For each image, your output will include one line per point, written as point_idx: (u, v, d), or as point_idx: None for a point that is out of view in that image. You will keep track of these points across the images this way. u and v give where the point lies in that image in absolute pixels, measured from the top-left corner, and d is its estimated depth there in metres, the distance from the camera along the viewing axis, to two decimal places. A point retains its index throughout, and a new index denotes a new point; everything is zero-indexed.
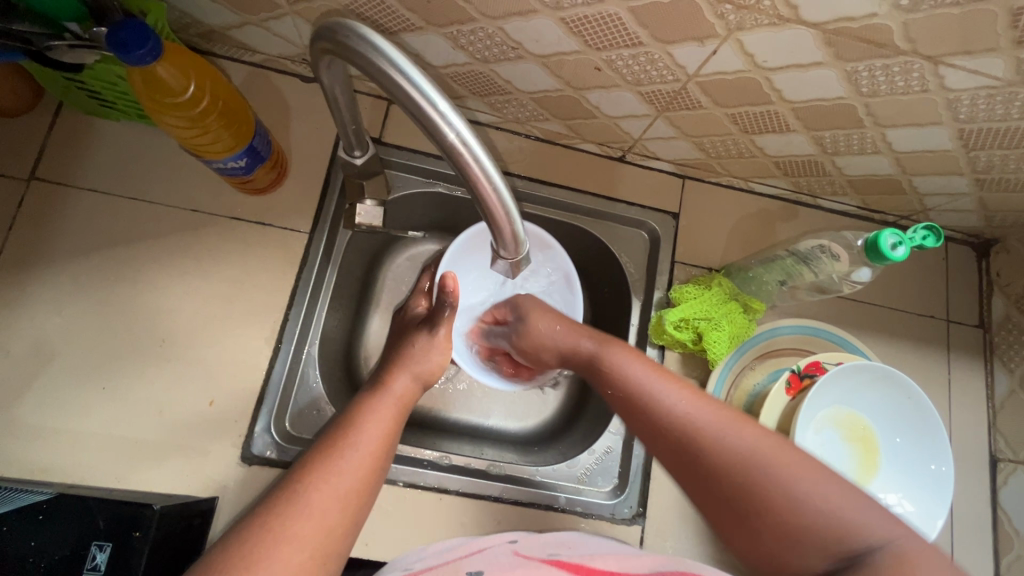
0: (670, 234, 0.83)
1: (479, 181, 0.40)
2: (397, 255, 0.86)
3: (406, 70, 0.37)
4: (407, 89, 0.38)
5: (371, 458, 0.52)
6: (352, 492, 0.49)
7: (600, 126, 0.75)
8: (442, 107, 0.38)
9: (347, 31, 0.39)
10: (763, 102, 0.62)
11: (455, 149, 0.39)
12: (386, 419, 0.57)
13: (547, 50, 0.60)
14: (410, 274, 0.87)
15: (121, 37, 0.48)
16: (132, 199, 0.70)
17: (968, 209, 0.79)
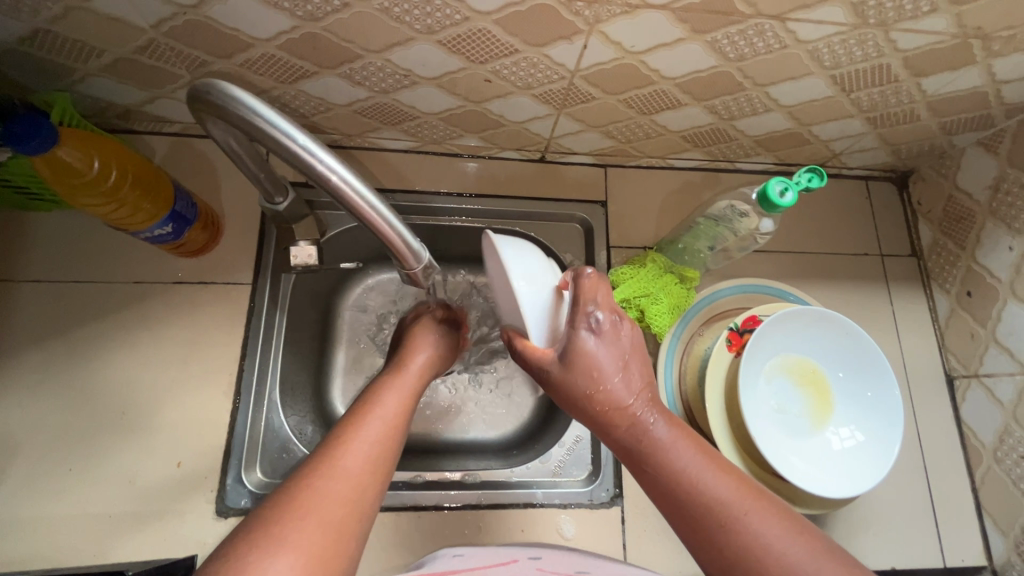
0: (602, 222, 0.86)
1: (367, 211, 0.45)
2: (349, 291, 0.89)
3: (276, 123, 0.41)
4: (278, 138, 0.41)
5: (398, 427, 0.55)
6: (379, 455, 0.51)
7: (512, 133, 0.79)
8: (321, 155, 0.42)
9: (212, 91, 0.42)
10: (648, 84, 0.66)
11: (340, 190, 0.43)
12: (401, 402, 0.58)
13: (437, 72, 0.64)
14: (364, 309, 0.90)
15: (15, 130, 0.51)
16: (76, 282, 0.73)
17: (873, 146, 0.83)
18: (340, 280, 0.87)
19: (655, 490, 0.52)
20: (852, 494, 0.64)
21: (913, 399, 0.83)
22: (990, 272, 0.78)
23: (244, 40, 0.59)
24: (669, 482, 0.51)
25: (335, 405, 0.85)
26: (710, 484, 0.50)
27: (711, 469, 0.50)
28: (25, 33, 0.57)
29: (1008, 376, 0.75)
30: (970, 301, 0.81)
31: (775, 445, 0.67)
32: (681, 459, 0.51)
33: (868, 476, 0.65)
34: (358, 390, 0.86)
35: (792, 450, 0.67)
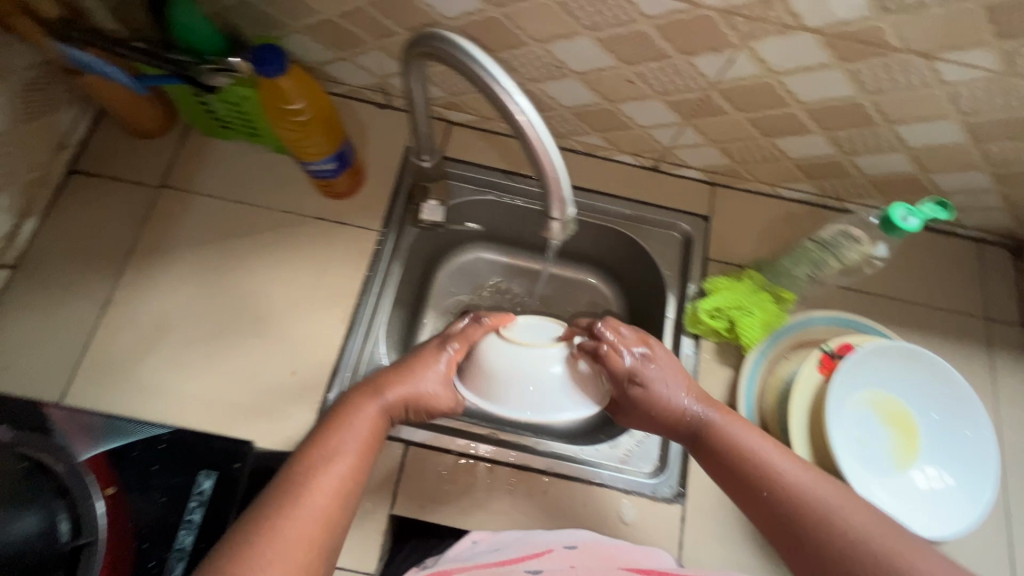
0: (703, 235, 0.89)
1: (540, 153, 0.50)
2: (450, 260, 0.97)
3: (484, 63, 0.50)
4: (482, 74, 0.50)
5: (354, 474, 0.51)
6: (325, 513, 0.48)
7: (635, 138, 0.84)
8: (517, 97, 0.49)
9: (432, 38, 0.52)
10: (780, 106, 0.70)
11: (525, 130, 0.49)
12: (358, 442, 0.53)
13: (587, 67, 0.71)
14: (461, 279, 0.97)
15: (263, 54, 0.65)
16: (238, 203, 0.85)
17: (994, 207, 0.83)
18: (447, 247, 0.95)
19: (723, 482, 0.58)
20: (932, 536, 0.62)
21: (1005, 471, 0.79)
22: None
23: (433, 16, 0.69)
24: (730, 463, 0.57)
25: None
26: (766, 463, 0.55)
27: (778, 455, 0.55)
28: None
29: None
30: None
31: (855, 473, 0.66)
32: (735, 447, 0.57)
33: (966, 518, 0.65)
34: None
35: (873, 482, 0.67)
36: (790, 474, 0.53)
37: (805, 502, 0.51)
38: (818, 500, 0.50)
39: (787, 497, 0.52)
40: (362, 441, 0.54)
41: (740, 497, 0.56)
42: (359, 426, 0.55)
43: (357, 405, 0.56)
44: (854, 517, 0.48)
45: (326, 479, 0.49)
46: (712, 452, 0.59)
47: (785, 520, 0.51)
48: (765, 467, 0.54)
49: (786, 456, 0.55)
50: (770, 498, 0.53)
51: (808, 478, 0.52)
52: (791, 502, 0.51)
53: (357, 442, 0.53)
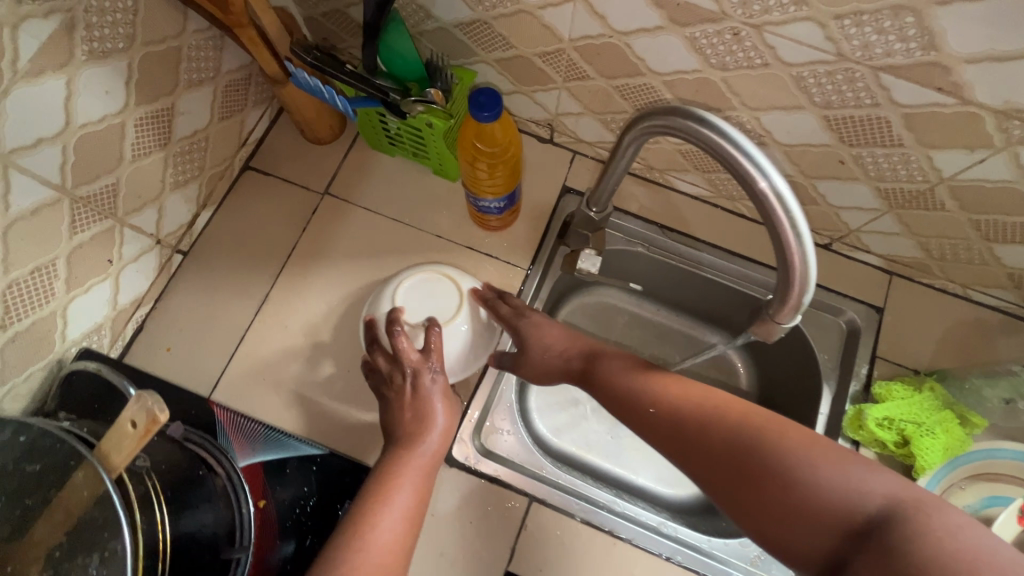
0: (873, 329, 0.80)
1: (782, 227, 0.44)
2: (581, 296, 0.92)
3: (719, 125, 0.45)
4: (713, 135, 0.45)
5: (411, 510, 0.60)
6: (390, 547, 0.56)
7: (817, 214, 0.77)
8: (761, 162, 0.43)
9: (653, 113, 0.49)
10: (1019, 214, 0.62)
11: (767, 199, 0.44)
12: (409, 487, 0.62)
13: (796, 141, 0.65)
14: (587, 317, 0.91)
15: (480, 100, 0.59)
16: (394, 220, 0.85)
17: None
18: (583, 287, 0.91)
19: (632, 427, 0.59)
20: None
21: None
22: None
23: (640, 69, 0.65)
24: (634, 400, 0.59)
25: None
26: (661, 399, 0.57)
27: (673, 383, 0.59)
28: (468, 19, 0.69)
29: None
30: None
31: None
32: (628, 387, 0.60)
33: None
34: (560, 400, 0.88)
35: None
36: (680, 398, 0.57)
37: (699, 416, 0.54)
38: (710, 412, 0.54)
39: (686, 417, 0.55)
40: (414, 486, 0.62)
41: (649, 436, 0.57)
42: (405, 474, 0.62)
43: (395, 477, 0.62)
44: (737, 428, 0.51)
45: (385, 528, 0.57)
46: (621, 407, 0.61)
47: (686, 441, 0.54)
48: (663, 397, 0.58)
49: (668, 381, 0.59)
50: (668, 423, 0.56)
51: (701, 393, 0.56)
52: (693, 421, 0.54)
53: (396, 519, 0.58)
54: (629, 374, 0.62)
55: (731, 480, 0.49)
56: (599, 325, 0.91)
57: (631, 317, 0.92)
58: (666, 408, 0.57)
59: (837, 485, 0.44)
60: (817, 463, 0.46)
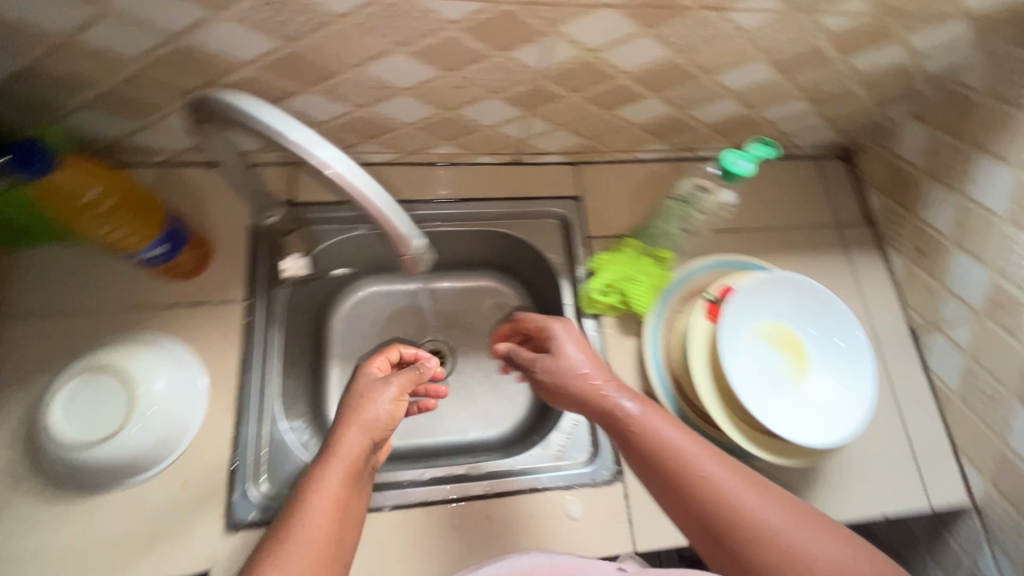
0: (578, 216, 0.90)
1: (356, 194, 0.49)
2: (341, 304, 1.00)
3: (261, 112, 0.46)
4: (256, 120, 0.46)
5: (339, 503, 0.56)
6: (318, 544, 0.53)
7: (486, 137, 0.83)
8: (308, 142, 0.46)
9: (206, 101, 0.47)
10: (608, 79, 0.71)
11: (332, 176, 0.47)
12: (336, 486, 0.56)
13: (412, 82, 0.68)
14: (355, 320, 1.01)
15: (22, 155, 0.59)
16: (69, 313, 0.73)
17: (817, 125, 0.91)
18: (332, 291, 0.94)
19: (654, 489, 0.58)
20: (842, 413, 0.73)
21: (880, 353, 0.89)
22: (937, 230, 0.85)
23: (230, 63, 0.63)
24: (671, 461, 0.58)
25: (332, 416, 0.93)
26: (697, 464, 0.57)
27: (698, 457, 0.57)
28: (15, 71, 0.60)
29: (963, 323, 0.81)
30: (922, 258, 0.88)
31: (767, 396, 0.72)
32: (665, 446, 0.59)
33: (854, 417, 0.72)
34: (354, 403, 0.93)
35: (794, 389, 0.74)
36: (717, 471, 0.56)
37: (711, 484, 0.56)
38: (721, 491, 0.55)
39: (688, 484, 0.56)
40: (341, 484, 0.57)
41: (660, 494, 0.58)
42: (334, 470, 0.57)
43: (316, 471, 0.57)
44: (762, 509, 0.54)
45: (309, 525, 0.53)
46: (662, 473, 0.58)
47: (690, 506, 0.56)
48: (688, 461, 0.57)
49: (708, 457, 0.58)
50: (684, 494, 0.56)
51: (654, 418, 0.61)
52: (688, 486, 0.56)
53: (322, 510, 0.55)
54: (665, 436, 0.60)
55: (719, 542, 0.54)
56: (367, 323, 1.01)
57: (391, 300, 1.03)
58: (698, 476, 0.56)
59: (811, 557, 0.51)
60: (800, 537, 0.52)
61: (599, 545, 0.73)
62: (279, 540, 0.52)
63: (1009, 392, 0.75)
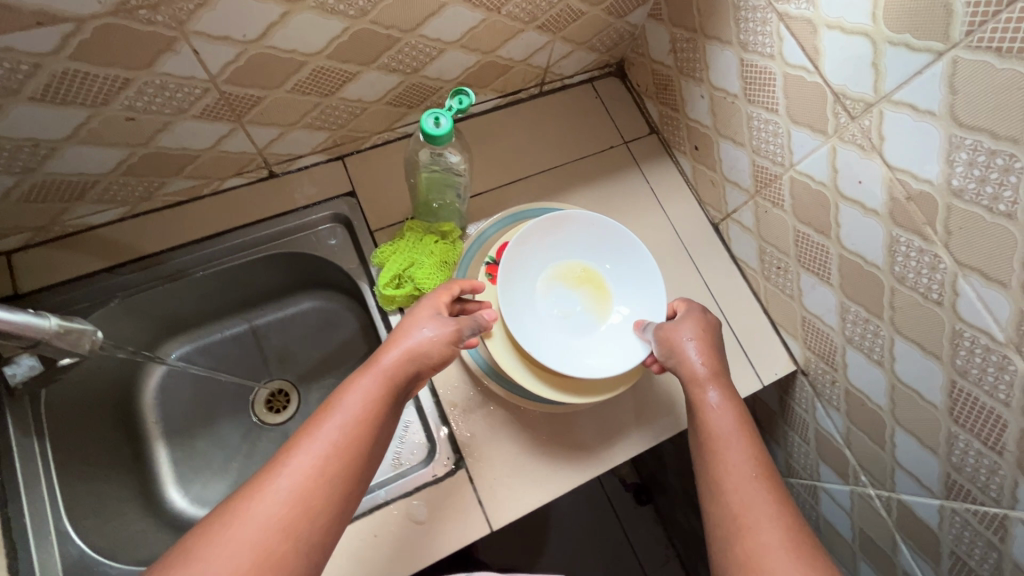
0: (357, 212, 0.84)
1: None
2: (149, 379, 0.87)
3: None
4: None
5: (366, 419, 0.56)
6: (338, 449, 0.54)
7: (216, 160, 0.75)
8: None
9: None
10: (301, 66, 0.65)
11: None
12: (366, 402, 0.57)
13: (65, 129, 0.59)
14: (173, 390, 0.89)
15: None
16: None
17: (569, 50, 0.88)
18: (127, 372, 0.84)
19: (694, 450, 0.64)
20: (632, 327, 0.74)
21: (690, 256, 0.90)
22: (702, 124, 0.85)
23: None
24: (721, 425, 0.63)
25: (173, 499, 0.83)
26: (731, 446, 0.61)
27: (731, 440, 0.61)
28: None
29: (745, 206, 0.83)
30: (700, 155, 0.89)
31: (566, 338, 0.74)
32: (716, 425, 0.63)
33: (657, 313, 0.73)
34: (192, 478, 0.85)
35: (639, 294, 0.76)
36: (743, 457, 0.60)
37: (721, 470, 0.60)
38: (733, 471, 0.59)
39: (713, 454, 0.62)
40: (374, 401, 0.58)
41: (697, 451, 0.64)
42: (364, 384, 0.58)
43: (356, 381, 0.59)
44: (769, 509, 0.56)
45: (330, 432, 0.54)
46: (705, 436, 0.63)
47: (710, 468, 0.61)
48: (719, 451, 0.61)
49: (749, 443, 0.61)
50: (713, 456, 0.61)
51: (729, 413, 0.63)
52: (717, 452, 0.61)
53: (354, 413, 0.56)
54: (734, 433, 0.62)
55: (716, 531, 0.57)
56: (188, 387, 0.89)
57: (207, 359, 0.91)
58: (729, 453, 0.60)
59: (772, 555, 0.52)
60: (776, 545, 0.53)
61: (450, 539, 0.71)
62: (306, 437, 0.54)
63: (793, 260, 0.78)
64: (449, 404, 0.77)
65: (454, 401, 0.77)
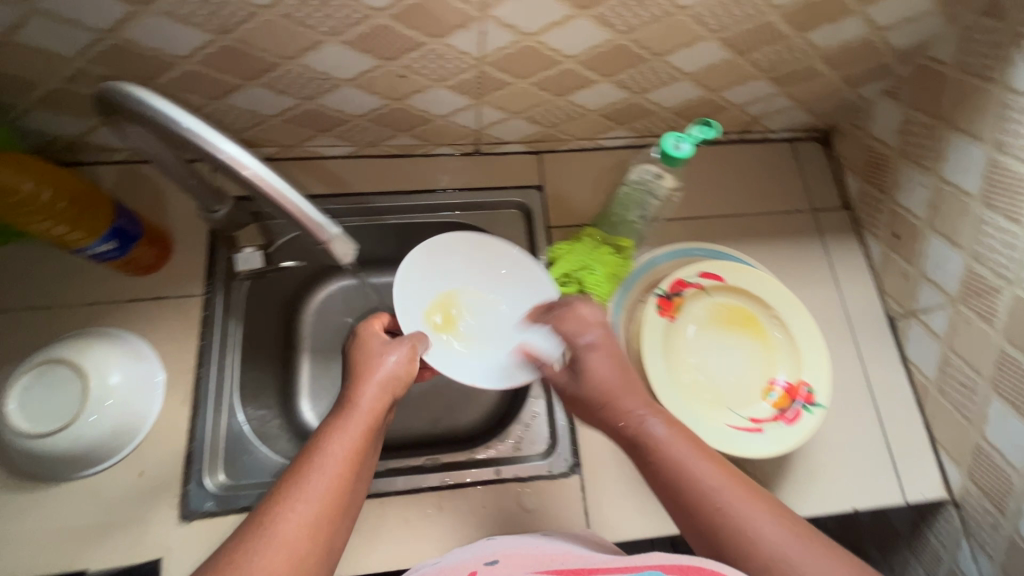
0: (540, 206, 0.89)
1: (275, 197, 0.53)
2: (315, 295, 0.97)
3: (172, 115, 0.48)
4: (178, 128, 0.48)
5: (357, 452, 0.56)
6: (335, 489, 0.53)
7: (441, 128, 0.83)
8: (229, 150, 0.49)
9: (123, 96, 0.48)
10: (553, 64, 0.70)
11: (254, 182, 0.51)
12: (359, 435, 0.57)
13: (352, 73, 0.68)
14: (329, 311, 0.97)
15: None
16: (31, 309, 0.75)
17: (787, 106, 0.87)
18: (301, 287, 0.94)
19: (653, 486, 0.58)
20: (782, 385, 0.73)
21: (857, 342, 0.85)
22: (913, 213, 0.81)
23: (166, 58, 0.63)
24: (681, 460, 0.57)
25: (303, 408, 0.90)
26: (694, 471, 0.56)
27: (690, 459, 0.57)
28: None
29: (940, 309, 0.78)
30: (898, 243, 0.84)
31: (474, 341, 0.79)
32: (671, 454, 0.57)
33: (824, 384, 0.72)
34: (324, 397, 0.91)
35: (806, 359, 0.73)
36: (716, 473, 0.55)
37: (699, 493, 0.54)
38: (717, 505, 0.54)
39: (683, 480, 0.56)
40: (364, 433, 0.57)
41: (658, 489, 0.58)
42: (353, 425, 0.57)
43: (337, 422, 0.58)
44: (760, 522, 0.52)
45: (324, 472, 0.53)
46: (667, 477, 0.56)
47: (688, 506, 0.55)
48: (683, 471, 0.56)
49: (713, 462, 0.56)
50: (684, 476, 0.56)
51: (681, 443, 0.58)
52: (691, 493, 0.55)
53: (341, 450, 0.55)
54: (696, 454, 0.57)
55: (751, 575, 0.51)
56: (341, 311, 0.97)
57: (363, 292, 0.98)
58: (696, 480, 0.55)
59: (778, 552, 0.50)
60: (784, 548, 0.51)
61: None
62: (297, 479, 0.52)
63: (985, 382, 0.72)
64: None
65: None
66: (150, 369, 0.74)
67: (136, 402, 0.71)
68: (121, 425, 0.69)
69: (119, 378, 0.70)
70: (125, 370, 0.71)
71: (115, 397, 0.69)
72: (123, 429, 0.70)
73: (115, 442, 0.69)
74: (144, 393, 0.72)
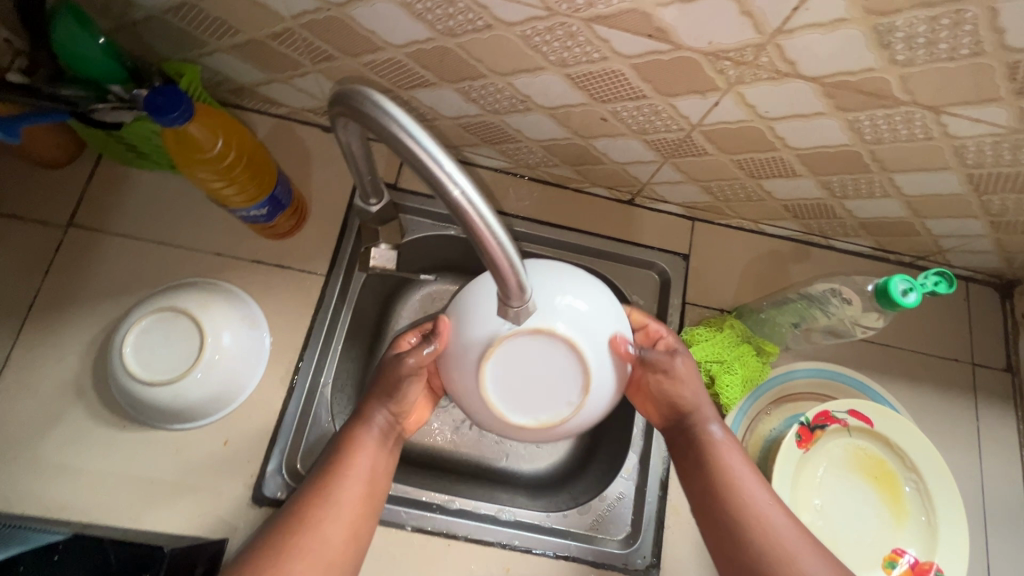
0: (681, 276, 0.82)
1: (478, 228, 0.38)
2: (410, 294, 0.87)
3: (403, 124, 0.38)
4: (403, 140, 0.38)
5: (369, 481, 0.59)
6: (348, 523, 0.56)
7: (608, 172, 0.77)
8: (448, 167, 0.37)
9: (356, 97, 0.40)
10: (768, 150, 0.63)
11: (462, 207, 0.38)
12: (369, 462, 0.59)
13: (554, 103, 0.63)
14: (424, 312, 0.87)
15: (158, 101, 0.53)
16: (160, 244, 0.74)
17: (985, 250, 0.78)
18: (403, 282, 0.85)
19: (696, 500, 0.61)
20: (908, 558, 0.67)
21: (984, 524, 0.77)
22: None
23: (376, 43, 0.59)
24: (734, 478, 0.59)
25: None
26: (745, 491, 0.58)
27: (741, 477, 0.59)
28: (172, 3, 0.59)
29: None
30: None
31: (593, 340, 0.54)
32: (722, 465, 0.60)
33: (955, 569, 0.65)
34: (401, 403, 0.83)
35: (943, 537, 0.66)
36: (762, 497, 0.58)
37: (743, 510, 0.57)
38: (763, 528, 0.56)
39: (722, 492, 0.59)
40: (373, 461, 0.60)
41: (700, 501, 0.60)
42: (364, 451, 0.60)
43: (348, 446, 0.60)
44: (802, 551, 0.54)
45: (336, 510, 0.56)
46: (713, 487, 0.59)
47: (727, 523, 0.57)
48: (728, 485, 0.59)
49: (758, 482, 0.59)
50: (732, 495, 0.58)
51: (734, 453, 0.61)
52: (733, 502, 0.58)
53: (354, 483, 0.58)
54: (743, 471, 0.60)
55: None
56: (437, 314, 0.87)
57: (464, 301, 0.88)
58: (742, 501, 0.58)
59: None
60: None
61: None
62: (309, 513, 0.55)
63: None
64: (671, 507, 0.74)
65: (678, 508, 0.74)
66: (259, 339, 0.71)
67: (240, 371, 0.69)
68: (220, 392, 0.67)
69: (232, 343, 0.68)
70: (238, 335, 0.69)
71: (224, 362, 0.67)
72: (220, 396, 0.68)
73: (211, 406, 0.67)
74: (248, 363, 0.70)
